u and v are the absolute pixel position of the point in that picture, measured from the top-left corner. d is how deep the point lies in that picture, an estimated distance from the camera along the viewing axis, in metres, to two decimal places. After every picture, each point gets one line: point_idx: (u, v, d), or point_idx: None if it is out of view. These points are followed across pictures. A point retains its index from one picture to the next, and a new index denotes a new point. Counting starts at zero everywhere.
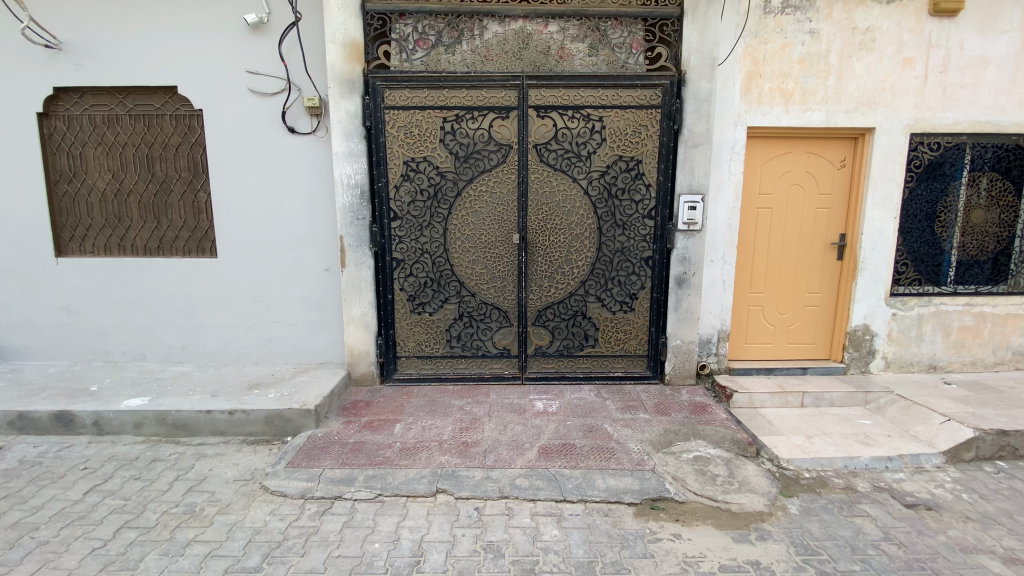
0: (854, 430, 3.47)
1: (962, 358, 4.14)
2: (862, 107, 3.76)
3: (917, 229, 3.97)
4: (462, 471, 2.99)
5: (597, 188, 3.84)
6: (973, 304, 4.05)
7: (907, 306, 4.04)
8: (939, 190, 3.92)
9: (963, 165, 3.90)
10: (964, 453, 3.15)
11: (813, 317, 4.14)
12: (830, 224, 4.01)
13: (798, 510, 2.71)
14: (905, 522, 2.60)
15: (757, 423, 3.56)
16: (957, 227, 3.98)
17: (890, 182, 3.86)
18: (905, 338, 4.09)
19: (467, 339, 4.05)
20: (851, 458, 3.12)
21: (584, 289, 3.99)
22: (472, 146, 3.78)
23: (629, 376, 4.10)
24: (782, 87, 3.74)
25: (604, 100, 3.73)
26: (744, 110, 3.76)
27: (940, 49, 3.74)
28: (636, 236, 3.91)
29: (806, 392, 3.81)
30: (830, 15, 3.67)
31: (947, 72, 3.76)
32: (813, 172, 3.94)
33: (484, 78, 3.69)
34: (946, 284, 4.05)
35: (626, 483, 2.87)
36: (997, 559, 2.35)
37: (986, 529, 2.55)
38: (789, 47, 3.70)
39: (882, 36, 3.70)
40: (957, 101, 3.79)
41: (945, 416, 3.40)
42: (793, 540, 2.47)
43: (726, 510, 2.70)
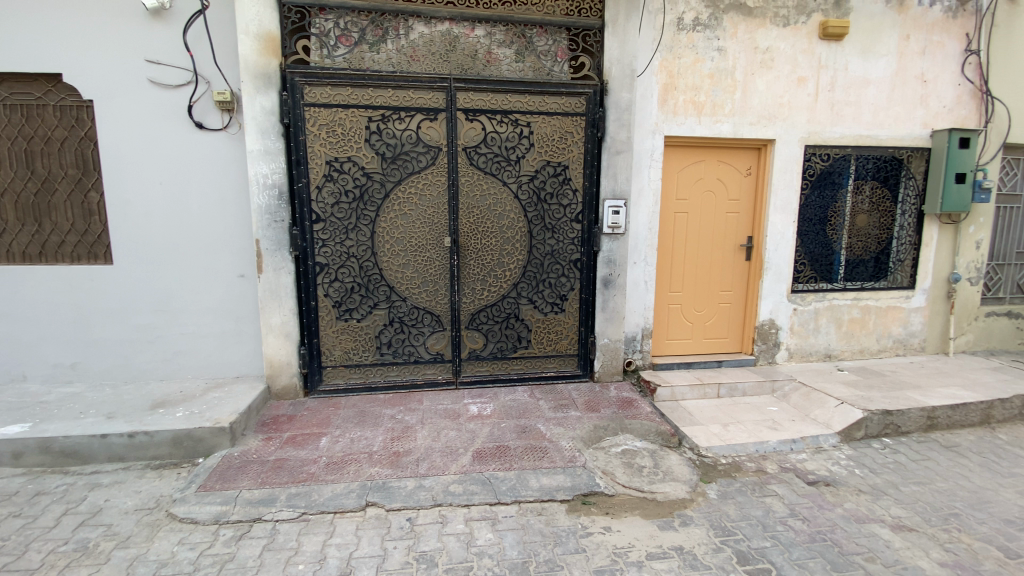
0: (763, 416, 3.77)
1: (852, 347, 4.61)
2: (764, 120, 4.11)
3: (812, 232, 4.38)
4: (393, 482, 2.89)
5: (527, 192, 3.90)
6: (860, 298, 4.53)
7: (805, 302, 4.44)
8: (829, 197, 4.37)
9: (849, 174, 4.37)
10: (855, 432, 3.51)
11: (726, 314, 4.45)
12: (739, 228, 4.33)
13: (716, 494, 2.88)
14: (808, 498, 2.85)
15: (678, 414, 3.76)
16: (845, 229, 4.44)
17: (789, 189, 4.23)
18: (804, 330, 4.49)
19: (398, 345, 3.94)
20: (761, 442, 3.38)
21: (516, 292, 4.02)
22: (400, 147, 3.70)
23: (560, 375, 4.18)
24: (695, 99, 4.00)
25: (531, 106, 3.79)
26: (662, 119, 3.98)
27: (829, 70, 4.16)
28: (564, 238, 4.00)
29: (721, 384, 4.08)
30: (735, 35, 3.98)
31: (835, 90, 4.20)
32: (723, 179, 4.25)
33: (410, 79, 3.62)
34: (837, 281, 4.51)
35: (559, 480, 2.92)
36: (886, 526, 2.62)
37: (876, 499, 2.84)
38: (700, 62, 3.97)
39: (780, 56, 4.07)
40: (844, 116, 4.24)
41: (839, 400, 3.76)
42: (712, 524, 2.62)
43: (652, 500, 2.82)
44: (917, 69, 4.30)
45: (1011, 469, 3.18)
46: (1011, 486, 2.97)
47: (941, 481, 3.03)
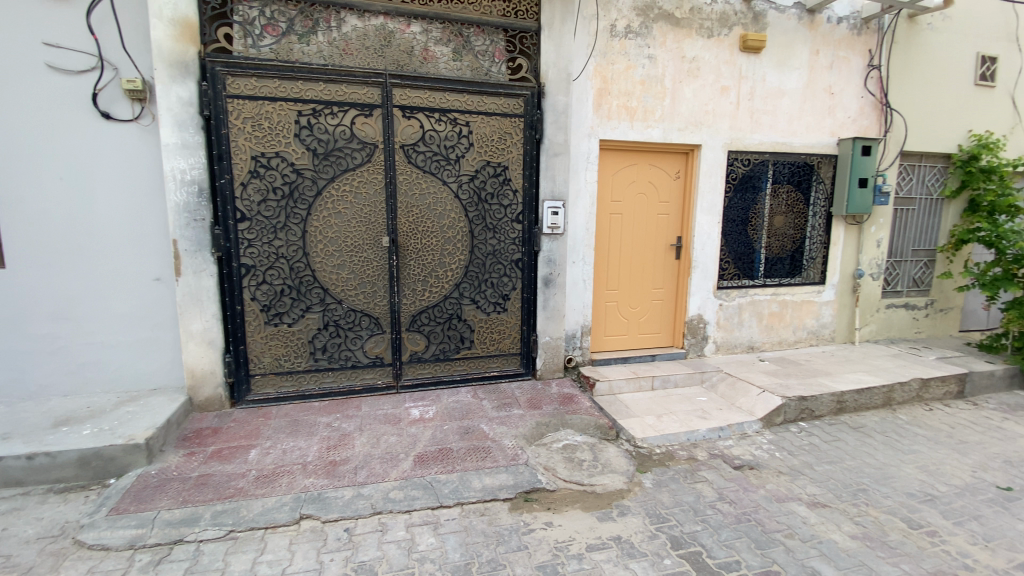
0: (694, 406, 3.98)
1: (772, 338, 4.97)
2: (691, 126, 4.34)
3: (735, 232, 4.69)
4: (330, 492, 2.78)
5: (467, 191, 3.88)
6: (778, 293, 4.88)
7: (730, 297, 4.73)
8: (750, 199, 4.68)
9: (767, 178, 4.71)
10: (775, 417, 3.78)
11: (659, 310, 4.66)
12: (670, 228, 4.55)
13: (651, 483, 3.01)
14: (734, 482, 3.03)
15: (616, 408, 3.89)
16: (764, 229, 4.78)
17: (714, 192, 4.49)
18: (730, 324, 4.79)
19: (334, 350, 3.80)
20: (692, 431, 3.56)
21: (458, 292, 3.99)
22: (332, 143, 3.56)
23: (503, 374, 4.20)
24: (627, 104, 4.15)
25: (469, 105, 3.78)
26: (597, 123, 4.10)
27: (749, 80, 4.46)
28: (505, 238, 4.02)
29: (655, 376, 4.26)
30: (664, 43, 4.17)
31: (754, 99, 4.50)
32: (654, 181, 4.45)
33: (343, 73, 3.50)
34: (758, 277, 4.84)
35: (501, 479, 2.93)
36: (802, 503, 2.83)
37: (794, 479, 3.08)
38: (632, 69, 4.12)
39: (705, 66, 4.31)
40: (762, 124, 4.55)
41: (761, 388, 4.04)
42: (648, 512, 2.73)
43: (592, 492, 2.90)
44: (825, 82, 4.69)
45: (908, 445, 3.54)
46: (907, 461, 3.31)
47: (850, 459, 3.33)
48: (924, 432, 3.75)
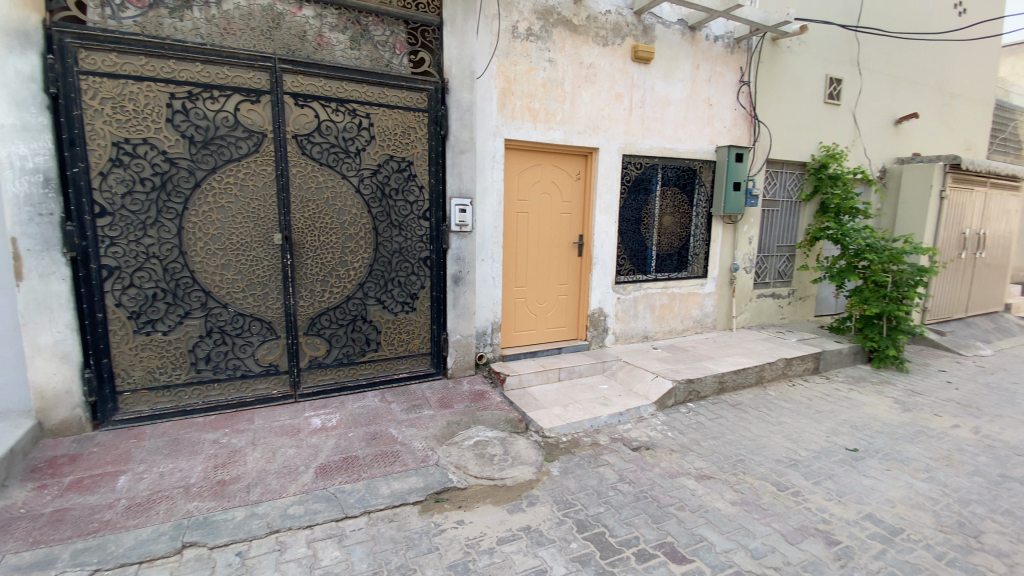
0: (596, 394, 4.20)
1: (664, 328, 5.39)
2: (589, 130, 4.56)
3: (630, 231, 5.04)
4: (218, 515, 2.54)
5: (369, 187, 3.73)
6: (668, 286, 5.32)
7: (627, 291, 5.06)
8: (642, 200, 5.06)
9: (656, 180, 5.12)
10: (667, 400, 4.12)
11: (564, 305, 4.85)
12: (572, 227, 4.75)
13: (558, 471, 3.13)
14: (633, 462, 3.25)
15: (525, 401, 3.99)
16: (655, 228, 5.18)
17: (611, 193, 4.77)
18: (627, 316, 5.12)
19: (220, 359, 3.46)
20: (595, 418, 3.77)
21: (362, 292, 3.83)
22: (213, 131, 3.23)
23: (412, 375, 4.11)
24: (530, 105, 4.25)
25: (369, 96, 3.63)
26: (501, 123, 4.15)
27: (641, 89, 4.79)
28: (411, 236, 3.93)
29: (561, 368, 4.44)
30: (563, 48, 4.33)
31: (645, 107, 4.83)
32: (557, 182, 4.62)
33: (224, 54, 3.19)
34: (650, 272, 5.25)
35: (411, 483, 2.88)
36: (691, 477, 3.11)
37: (684, 456, 3.37)
38: (534, 71, 4.23)
39: (601, 72, 4.55)
40: (652, 130, 4.91)
41: (654, 373, 4.38)
42: (555, 499, 2.83)
43: (502, 486, 2.94)
44: (705, 94, 5.17)
45: (775, 417, 4.04)
46: (775, 432, 3.77)
47: (730, 433, 3.72)
48: (788, 405, 4.31)
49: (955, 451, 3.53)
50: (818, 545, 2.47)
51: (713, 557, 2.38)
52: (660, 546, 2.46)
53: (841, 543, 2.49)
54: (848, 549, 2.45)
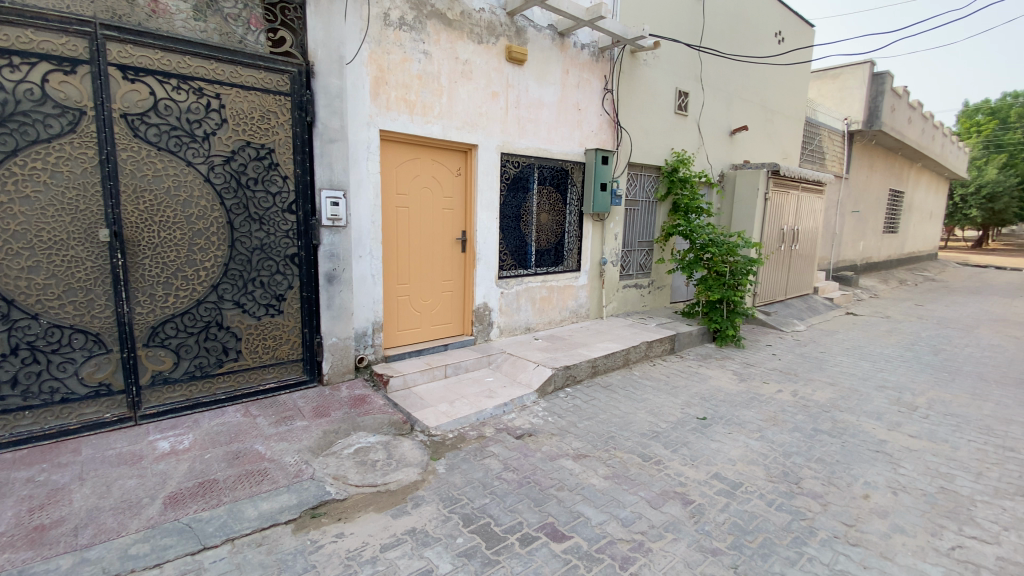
0: (481, 387, 4.26)
1: (544, 319, 5.64)
2: (467, 126, 4.58)
3: (510, 227, 5.18)
4: (34, 568, 2.09)
5: (222, 176, 3.34)
6: (547, 279, 5.57)
7: (509, 285, 5.19)
8: (520, 197, 5.23)
9: (534, 179, 5.32)
10: (547, 387, 4.32)
11: (448, 302, 4.83)
12: (454, 223, 4.74)
13: (444, 468, 3.11)
14: (517, 450, 3.35)
15: (409, 401, 3.90)
16: (533, 224, 5.39)
17: (491, 189, 4.84)
18: (510, 309, 5.26)
19: (31, 382, 2.86)
20: (480, 411, 3.82)
21: (217, 295, 3.41)
22: (10, 104, 2.65)
23: (281, 385, 3.77)
24: (405, 97, 4.14)
25: (219, 75, 3.25)
26: (375, 113, 3.98)
27: (515, 89, 4.92)
28: (275, 231, 3.59)
29: (447, 364, 4.41)
30: (438, 42, 4.28)
31: (520, 107, 4.99)
32: (437, 176, 4.57)
33: (26, 13, 2.64)
34: (531, 266, 5.45)
35: (282, 501, 2.65)
36: (570, 457, 3.30)
37: (563, 438, 3.57)
38: (408, 62, 4.12)
39: (476, 70, 4.58)
40: (527, 130, 5.08)
41: (536, 362, 4.57)
42: (441, 497, 2.81)
43: (385, 491, 2.85)
44: (574, 99, 5.48)
45: (640, 395, 4.47)
46: (641, 408, 4.17)
47: (602, 413, 4.02)
48: (651, 383, 4.79)
49: (779, 412, 4.21)
50: (676, 507, 2.78)
51: (589, 530, 2.55)
52: (542, 528, 2.57)
53: (694, 502, 2.83)
54: (700, 506, 2.78)
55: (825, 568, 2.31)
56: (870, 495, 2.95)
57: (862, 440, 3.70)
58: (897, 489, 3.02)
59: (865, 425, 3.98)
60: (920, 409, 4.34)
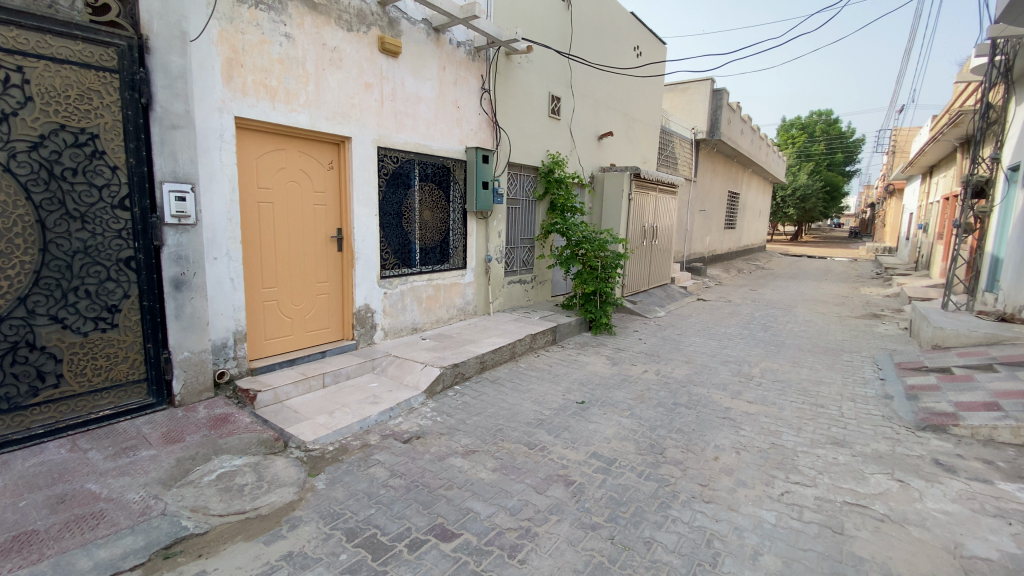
0: (365, 393, 4.07)
1: (431, 318, 5.56)
2: (338, 117, 4.32)
3: (391, 225, 5.01)
4: None
5: (27, 165, 2.76)
6: (433, 278, 5.50)
7: (393, 285, 5.02)
8: (401, 194, 5.09)
9: (414, 175, 5.21)
10: (435, 387, 4.27)
11: (324, 305, 4.54)
12: (327, 220, 4.47)
13: (324, 483, 2.92)
14: (404, 455, 3.27)
15: (283, 416, 3.59)
16: (416, 222, 5.28)
17: (368, 185, 4.64)
18: (395, 310, 5.09)
19: None
20: (364, 419, 3.65)
21: (25, 308, 2.81)
22: None
23: (120, 411, 3.21)
24: (265, 82, 3.78)
25: (19, 44, 2.69)
26: (229, 98, 3.58)
27: (390, 82, 4.76)
28: (104, 231, 3.06)
29: (325, 373, 4.14)
30: (302, 25, 3.97)
31: (397, 101, 4.83)
32: (305, 170, 4.26)
33: None
34: (415, 265, 5.33)
35: (125, 545, 2.27)
36: (459, 455, 3.30)
37: (451, 436, 3.56)
38: (267, 44, 3.76)
39: (347, 58, 4.34)
40: (405, 125, 4.95)
41: (423, 363, 4.48)
42: (321, 514, 2.63)
43: (255, 517, 2.58)
44: (452, 96, 5.46)
45: (526, 386, 4.63)
46: (527, 398, 4.32)
47: (490, 408, 4.09)
48: (535, 373, 4.99)
49: (646, 390, 4.66)
50: (559, 489, 2.93)
51: (478, 525, 2.57)
52: (430, 530, 2.53)
53: (575, 482, 3.01)
54: (581, 486, 2.97)
55: (687, 526, 2.60)
56: (719, 456, 3.40)
57: (712, 409, 4.25)
58: (740, 449, 3.51)
59: (714, 395, 4.58)
60: (755, 378, 5.11)
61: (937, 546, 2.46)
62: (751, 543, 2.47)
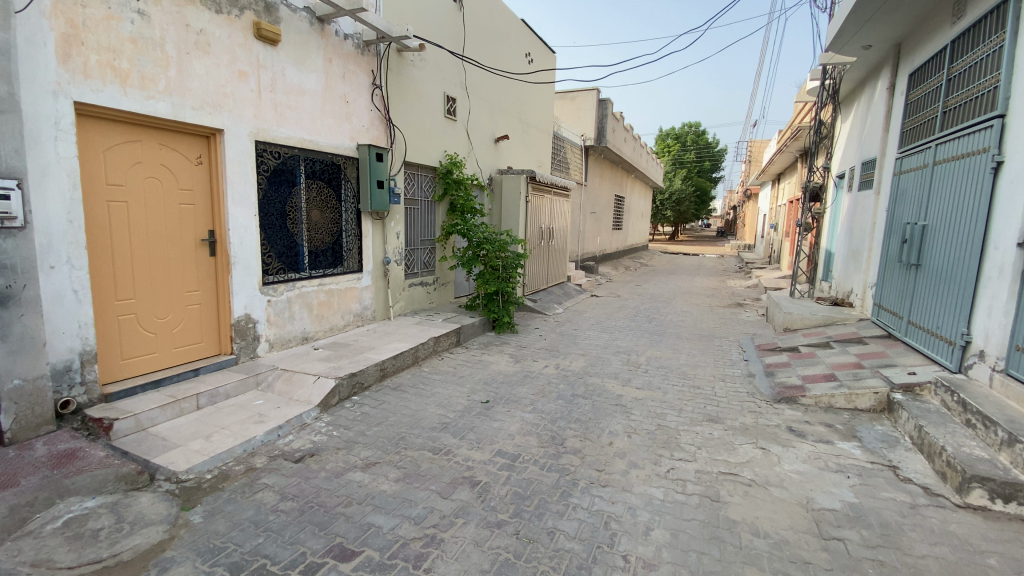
0: (249, 412, 3.70)
1: (323, 326, 5.22)
2: (207, 107, 3.89)
3: (274, 226, 4.62)
4: None
5: None
6: (324, 283, 5.16)
7: (278, 292, 4.64)
8: (285, 193, 4.72)
9: (299, 172, 4.86)
10: (330, 399, 4.02)
11: (196, 316, 4.07)
12: (196, 221, 4.02)
13: (202, 517, 2.60)
14: (296, 476, 3.03)
15: (148, 445, 3.14)
16: (303, 223, 4.93)
17: (245, 182, 4.24)
18: (281, 319, 4.70)
19: None
20: (248, 441, 3.32)
21: None
22: None
23: None
24: (113, 63, 3.28)
25: None
26: (66, 80, 3.05)
27: (268, 71, 4.38)
28: None
29: (200, 394, 3.70)
30: (158, 3, 3.51)
31: (276, 92, 4.46)
32: (167, 165, 3.79)
33: None
34: (303, 270, 4.97)
35: None
36: (358, 469, 3.13)
37: (349, 450, 3.37)
38: (115, 21, 3.27)
39: (216, 42, 3.92)
40: (287, 119, 4.59)
41: (315, 375, 4.19)
42: (199, 551, 2.34)
43: (115, 565, 2.22)
44: (340, 90, 5.18)
45: (428, 390, 4.54)
46: (430, 403, 4.24)
47: (391, 416, 3.94)
48: (438, 377, 4.91)
49: (546, 384, 4.82)
50: (465, 491, 2.91)
51: (381, 540, 2.46)
52: (328, 552, 2.37)
53: (481, 482, 3.01)
54: (486, 485, 2.97)
55: (587, 511, 2.73)
56: (614, 441, 3.62)
57: (606, 397, 4.51)
58: (632, 432, 3.77)
59: (608, 384, 4.88)
60: (643, 366, 5.53)
61: (793, 502, 2.84)
62: (643, 520, 2.66)
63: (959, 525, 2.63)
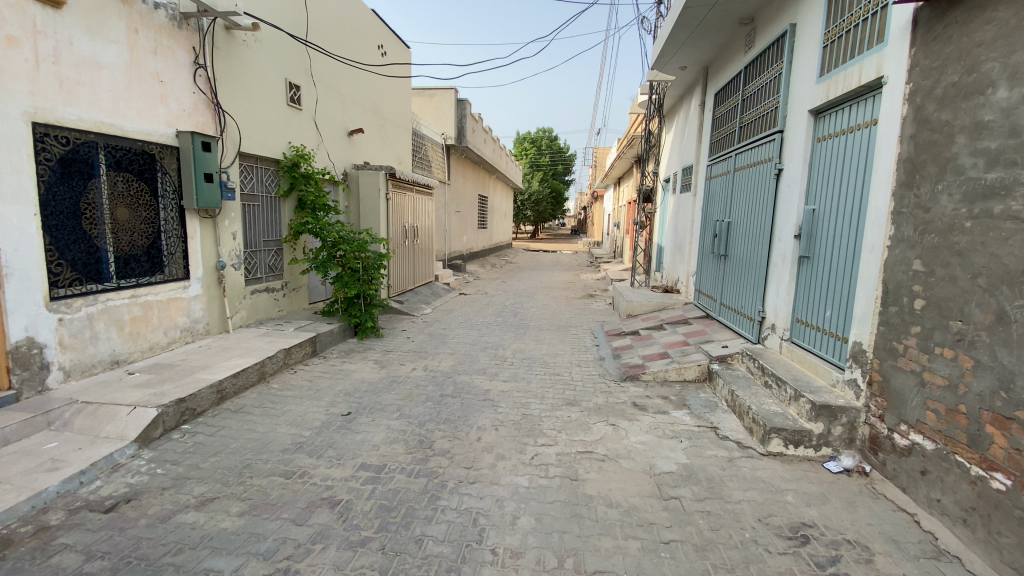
0: (38, 459, 2.96)
1: (140, 346, 4.40)
2: None
3: (65, 227, 3.77)
4: None
5: None
6: (138, 295, 4.35)
7: (73, 308, 3.79)
8: (79, 188, 3.88)
9: (99, 162, 4.02)
10: (152, 431, 3.40)
11: None
12: None
13: None
14: (105, 529, 2.49)
15: None
16: (105, 223, 4.12)
17: (19, 174, 3.39)
18: (79, 341, 3.85)
19: None
20: (37, 494, 2.65)
21: None
22: None
23: None
24: None
25: None
26: None
27: (49, 38, 3.54)
28: None
29: None
30: None
31: (60, 64, 3.62)
32: None
33: None
34: (109, 280, 4.14)
35: None
36: (191, 509, 2.69)
37: (179, 488, 2.89)
38: None
39: None
40: (78, 97, 3.76)
41: (131, 405, 3.50)
42: None
43: None
44: (152, 67, 4.39)
45: (279, 409, 4.10)
46: (281, 422, 3.83)
47: (233, 442, 3.48)
48: (291, 393, 4.47)
49: (414, 388, 4.68)
50: (324, 513, 2.68)
51: None
52: None
53: (342, 501, 2.80)
54: (347, 504, 2.78)
55: (455, 512, 2.71)
56: (482, 437, 3.65)
57: (474, 394, 4.55)
58: (499, 425, 3.86)
59: (475, 381, 4.92)
60: (509, 359, 5.69)
61: (641, 470, 3.16)
62: (510, 510, 2.72)
63: (763, 470, 3.18)
